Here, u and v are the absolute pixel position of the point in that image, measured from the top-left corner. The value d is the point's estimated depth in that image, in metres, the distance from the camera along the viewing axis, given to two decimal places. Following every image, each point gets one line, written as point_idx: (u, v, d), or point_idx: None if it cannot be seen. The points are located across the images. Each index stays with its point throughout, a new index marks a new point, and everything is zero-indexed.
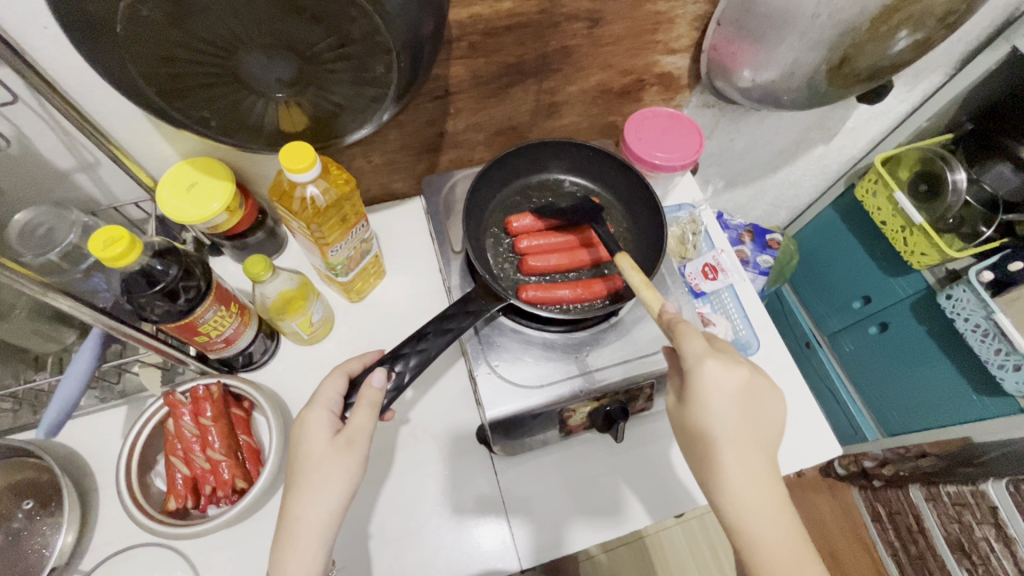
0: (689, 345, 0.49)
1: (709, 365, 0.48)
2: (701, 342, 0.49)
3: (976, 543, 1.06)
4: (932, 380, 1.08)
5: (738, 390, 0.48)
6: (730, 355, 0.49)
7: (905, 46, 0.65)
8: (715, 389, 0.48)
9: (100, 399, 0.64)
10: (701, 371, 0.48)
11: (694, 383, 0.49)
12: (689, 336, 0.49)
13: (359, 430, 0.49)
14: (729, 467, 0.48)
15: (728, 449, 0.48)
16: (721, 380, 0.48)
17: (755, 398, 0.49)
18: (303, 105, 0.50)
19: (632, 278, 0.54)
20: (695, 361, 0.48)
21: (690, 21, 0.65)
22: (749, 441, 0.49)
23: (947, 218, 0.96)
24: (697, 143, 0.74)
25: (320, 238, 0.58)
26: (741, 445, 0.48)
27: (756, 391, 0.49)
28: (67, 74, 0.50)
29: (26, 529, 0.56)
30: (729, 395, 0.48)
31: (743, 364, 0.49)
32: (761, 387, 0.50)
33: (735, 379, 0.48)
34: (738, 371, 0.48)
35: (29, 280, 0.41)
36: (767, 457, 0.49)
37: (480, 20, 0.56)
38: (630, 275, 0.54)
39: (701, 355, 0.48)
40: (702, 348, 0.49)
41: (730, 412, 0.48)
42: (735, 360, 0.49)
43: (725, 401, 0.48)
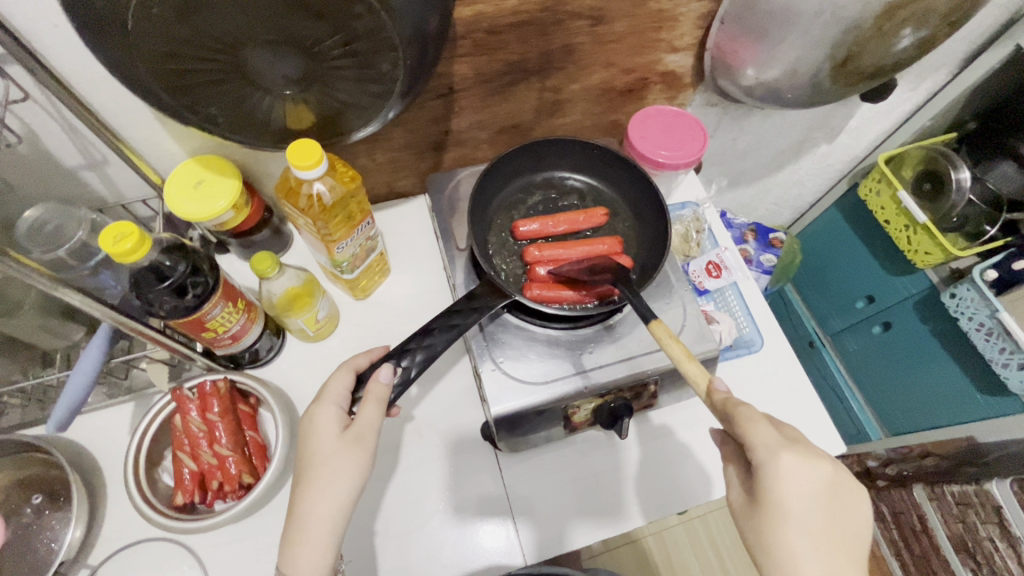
0: (759, 436, 0.44)
1: (785, 459, 0.43)
2: (772, 432, 0.44)
3: (980, 542, 1.06)
4: (936, 380, 1.08)
5: (819, 490, 0.43)
6: (806, 447, 0.45)
7: (909, 44, 0.65)
8: (793, 487, 0.43)
9: (107, 395, 0.65)
10: (777, 467, 0.43)
11: (768, 481, 0.44)
12: (756, 423, 0.45)
13: (367, 425, 0.49)
14: None
15: (814, 560, 0.42)
16: (800, 476, 0.43)
17: (835, 496, 0.44)
18: (309, 103, 0.50)
19: (674, 350, 0.49)
20: (769, 456, 0.43)
21: (693, 19, 0.66)
22: (835, 550, 0.43)
23: (951, 218, 0.95)
24: (701, 142, 0.74)
25: (327, 235, 0.59)
26: (826, 556, 0.43)
27: (838, 488, 0.44)
28: (77, 72, 0.50)
29: (36, 523, 0.57)
30: (809, 495, 0.43)
31: (823, 458, 0.44)
32: (842, 484, 0.45)
33: (816, 476, 0.43)
34: (818, 466, 0.43)
35: (38, 273, 0.41)
36: (852, 568, 0.43)
37: (484, 18, 0.56)
38: (670, 346, 0.49)
39: (774, 447, 0.44)
40: (774, 439, 0.44)
41: (812, 515, 0.43)
42: (812, 452, 0.44)
43: (803, 503, 0.43)
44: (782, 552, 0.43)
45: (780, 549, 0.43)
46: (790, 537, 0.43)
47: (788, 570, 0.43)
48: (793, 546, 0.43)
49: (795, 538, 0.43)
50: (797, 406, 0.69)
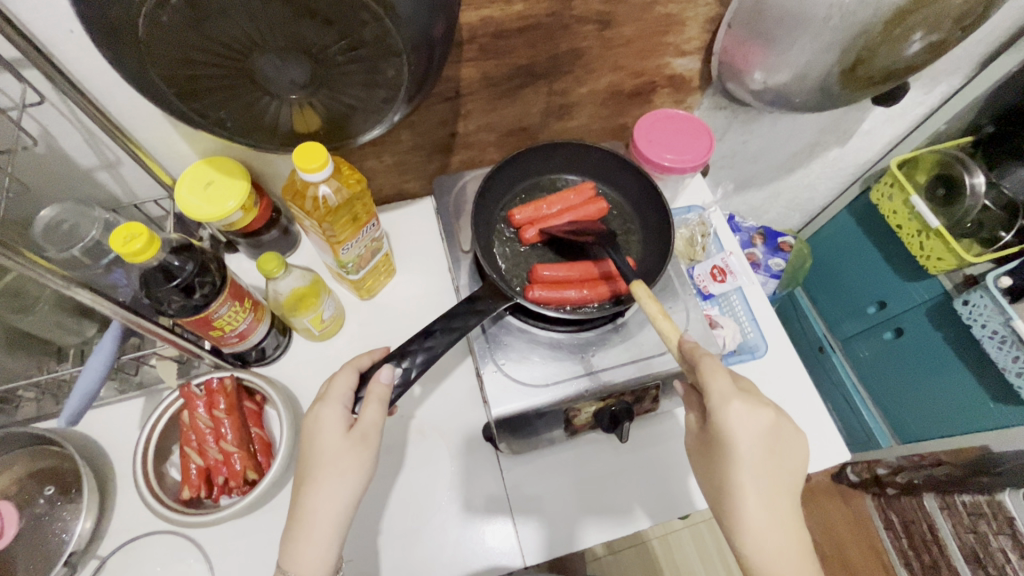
0: (715, 384, 0.49)
1: (734, 405, 0.48)
2: (727, 381, 0.49)
3: (992, 553, 1.06)
4: (948, 387, 1.07)
5: (764, 433, 0.47)
6: (757, 397, 0.49)
7: (920, 49, 0.64)
8: (741, 430, 0.47)
9: (118, 390, 0.67)
10: (727, 411, 0.48)
11: (719, 425, 0.48)
12: (714, 373, 0.49)
13: (371, 425, 0.50)
14: (754, 515, 0.46)
15: (755, 495, 0.47)
16: (747, 421, 0.47)
17: (781, 441, 0.48)
18: (315, 107, 0.51)
19: (649, 308, 0.53)
20: (720, 401, 0.48)
21: (701, 23, 0.65)
22: (777, 489, 0.47)
23: (965, 224, 0.95)
24: (708, 145, 0.74)
25: (332, 237, 0.59)
26: (770, 493, 0.47)
27: (783, 434, 0.49)
28: (92, 76, 0.51)
29: (48, 514, 0.58)
30: (756, 438, 0.47)
31: (770, 406, 0.48)
32: (789, 432, 0.49)
33: (761, 421, 0.48)
34: (764, 412, 0.48)
35: (53, 273, 0.42)
36: (792, 503, 0.48)
37: (491, 23, 0.57)
38: (646, 304, 0.53)
39: (726, 394, 0.48)
40: (727, 387, 0.48)
41: (758, 457, 0.47)
42: (760, 401, 0.48)
43: (752, 444, 0.47)
44: (729, 486, 0.48)
45: (728, 484, 0.48)
46: (736, 474, 0.47)
47: (732, 503, 0.47)
48: (739, 484, 0.47)
49: (743, 477, 0.47)
50: (800, 413, 0.69)
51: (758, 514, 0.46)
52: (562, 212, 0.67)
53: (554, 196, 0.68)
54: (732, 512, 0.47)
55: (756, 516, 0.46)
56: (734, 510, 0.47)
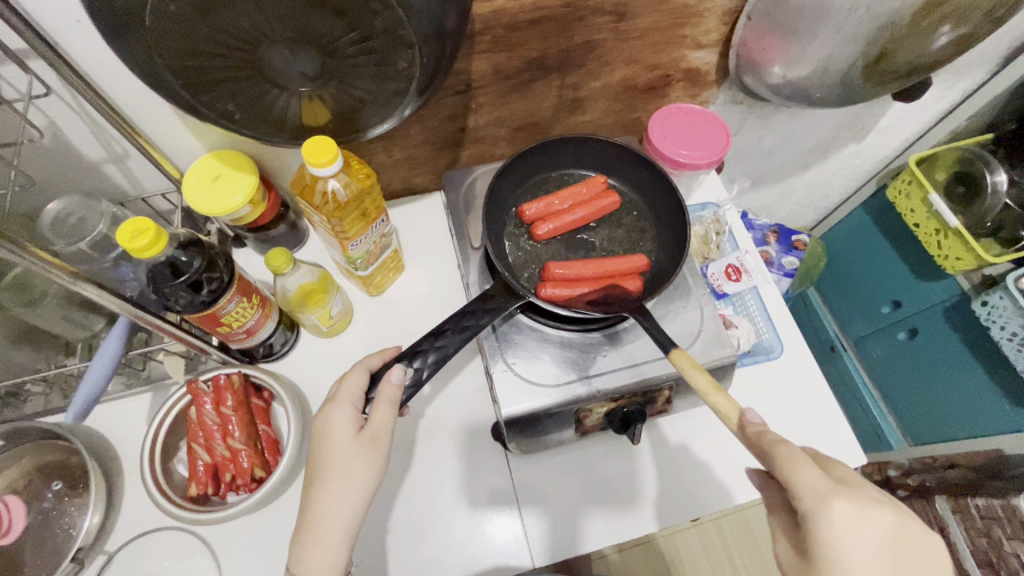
0: (806, 479, 0.39)
1: (840, 507, 0.38)
2: (820, 475, 0.39)
3: (1005, 558, 1.01)
4: (963, 390, 1.05)
5: (879, 541, 0.38)
6: (861, 493, 0.39)
7: (947, 42, 0.62)
8: (851, 541, 0.37)
9: (126, 385, 0.66)
10: (829, 517, 0.38)
11: (822, 536, 0.38)
12: (801, 466, 0.40)
13: (382, 427, 0.49)
14: None
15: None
16: (859, 529, 0.37)
17: (900, 548, 0.38)
18: (325, 100, 0.50)
19: (700, 381, 0.47)
20: (817, 502, 0.38)
21: (719, 15, 0.64)
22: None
23: (985, 222, 0.91)
24: (723, 142, 0.72)
25: (341, 232, 0.58)
26: None
27: (902, 539, 0.39)
28: (97, 66, 0.50)
29: (56, 508, 0.58)
30: (870, 549, 0.37)
31: (884, 505, 0.38)
32: (910, 535, 0.39)
33: (876, 524, 0.38)
34: (877, 512, 0.38)
35: (61, 270, 0.41)
36: None
37: (504, 14, 0.56)
38: (696, 377, 0.47)
39: (824, 492, 0.38)
40: (824, 483, 0.39)
41: (877, 574, 0.37)
42: (871, 499, 0.38)
43: (866, 559, 0.37)
44: None
45: None
46: None
47: None
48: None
49: None
50: (816, 415, 0.67)
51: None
52: (573, 206, 0.66)
53: (565, 190, 0.67)
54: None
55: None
56: None
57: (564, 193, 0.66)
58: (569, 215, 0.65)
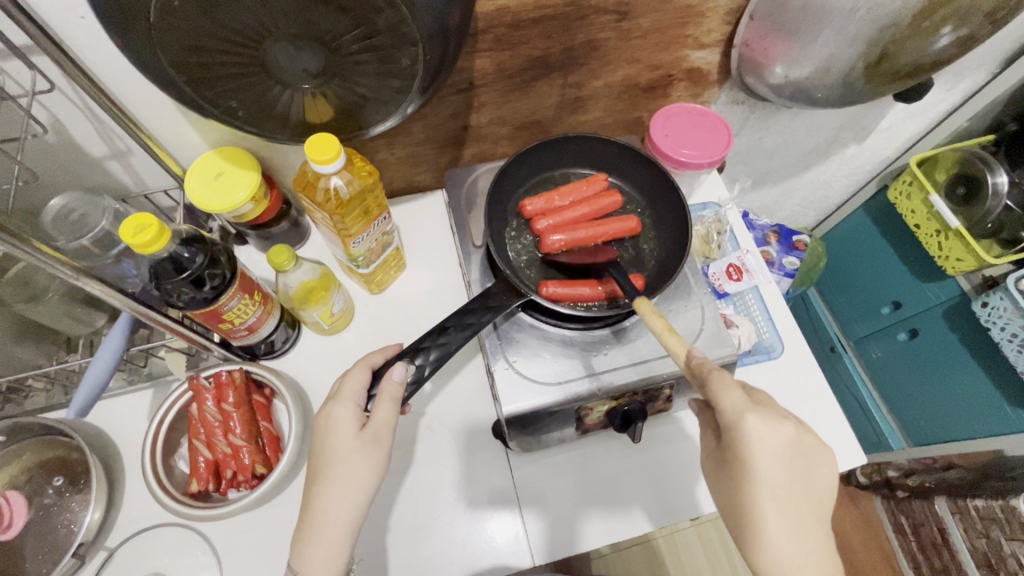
0: (727, 398, 0.46)
1: (750, 420, 0.44)
2: (740, 396, 0.46)
3: (1004, 559, 1.01)
4: (963, 392, 1.05)
5: (785, 450, 0.44)
6: (774, 411, 0.46)
7: (949, 43, 0.62)
8: (760, 448, 0.44)
9: (127, 381, 0.66)
10: (742, 428, 0.45)
11: (736, 442, 0.45)
12: (725, 388, 0.46)
13: (384, 424, 0.49)
14: (778, 539, 0.43)
15: (777, 516, 0.43)
16: (766, 438, 0.44)
17: (804, 458, 0.45)
18: (328, 97, 0.50)
19: (655, 324, 0.51)
20: (734, 416, 0.45)
21: (722, 14, 0.64)
22: (802, 509, 0.44)
23: (986, 223, 0.92)
24: (725, 142, 0.72)
25: (343, 230, 0.58)
26: (794, 515, 0.44)
27: (804, 450, 0.45)
28: (101, 62, 0.51)
29: (57, 504, 0.58)
30: (776, 456, 0.44)
31: (790, 421, 0.45)
32: (812, 447, 0.45)
33: (783, 436, 0.44)
34: (783, 426, 0.44)
35: (64, 265, 0.41)
36: (820, 526, 0.44)
37: (507, 12, 0.56)
38: (651, 320, 0.51)
39: (741, 409, 0.45)
40: (741, 401, 0.45)
41: (779, 475, 0.44)
42: (779, 416, 0.45)
43: (771, 462, 0.44)
44: (751, 509, 0.44)
45: (749, 508, 0.44)
46: (755, 495, 0.44)
47: (754, 529, 0.44)
48: (759, 505, 0.44)
49: (763, 499, 0.44)
50: (816, 415, 0.67)
51: (780, 535, 0.43)
52: (574, 203, 0.65)
53: (566, 187, 0.67)
54: (752, 536, 0.44)
55: (777, 538, 0.43)
56: (757, 537, 0.44)
57: (565, 190, 0.66)
58: (571, 211, 0.64)
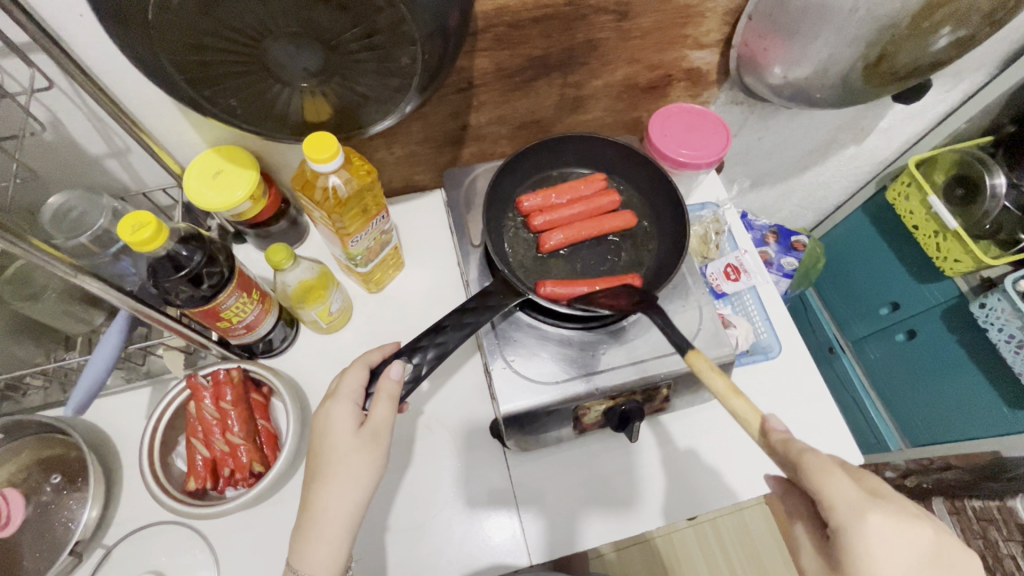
0: (841, 493, 0.38)
1: (876, 522, 0.36)
2: (856, 490, 0.38)
3: (1001, 560, 1.00)
4: (961, 393, 1.05)
5: (918, 557, 0.37)
6: (899, 505, 0.38)
7: (948, 44, 0.62)
8: (888, 557, 0.36)
9: (126, 379, 0.66)
10: (866, 534, 0.36)
11: (852, 550, 0.37)
12: (836, 480, 0.38)
13: (382, 422, 0.49)
14: None
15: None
16: (896, 543, 0.36)
17: (936, 561, 0.38)
18: (327, 95, 0.50)
19: (716, 385, 0.44)
20: (855, 519, 0.37)
21: (721, 15, 0.64)
22: None
23: (983, 224, 0.92)
24: (724, 142, 0.73)
25: (341, 228, 0.59)
26: None
27: (940, 554, 0.38)
28: (100, 61, 0.51)
29: (55, 502, 0.58)
30: (909, 567, 0.36)
31: (921, 518, 0.38)
32: (946, 548, 0.38)
33: (914, 539, 0.37)
34: (916, 525, 0.37)
35: (62, 263, 0.42)
36: None
37: (507, 12, 0.56)
38: (713, 380, 0.44)
39: (861, 508, 0.37)
40: (858, 495, 0.37)
41: None
42: (907, 513, 0.37)
43: (903, 575, 0.36)
44: None
45: None
46: None
47: None
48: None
49: None
50: (813, 415, 0.68)
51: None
52: (570, 202, 0.66)
53: (564, 185, 0.67)
54: None
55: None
56: None
57: (564, 188, 0.66)
58: (568, 210, 0.65)
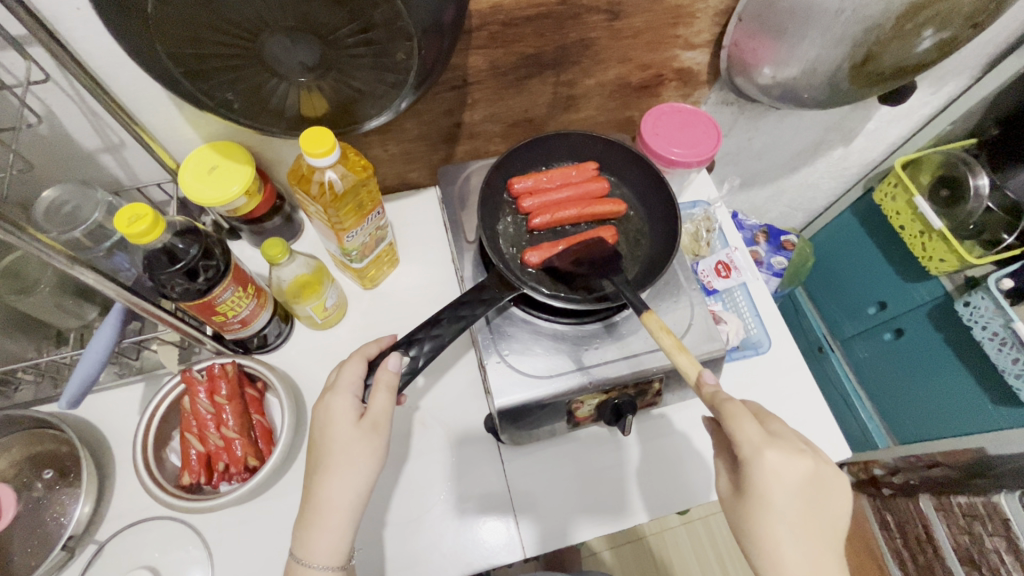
0: (744, 432, 0.45)
1: (770, 456, 0.44)
2: (756, 428, 0.45)
3: (987, 555, 1.04)
4: (946, 390, 1.07)
5: (801, 483, 0.44)
6: (790, 442, 0.45)
7: (931, 46, 0.64)
8: (776, 482, 0.44)
9: (117, 375, 0.66)
10: (760, 463, 0.44)
11: (750, 477, 0.45)
12: (741, 420, 0.45)
13: (381, 413, 0.50)
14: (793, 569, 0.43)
15: (795, 549, 0.43)
16: (783, 472, 0.44)
17: (817, 487, 0.45)
18: (323, 90, 0.50)
19: (665, 342, 0.50)
20: (753, 452, 0.44)
21: (712, 16, 0.65)
22: (815, 539, 0.44)
23: (967, 226, 0.94)
24: (715, 140, 0.74)
25: (337, 224, 0.59)
26: (807, 544, 0.44)
27: (820, 482, 0.45)
28: (96, 54, 0.51)
29: (46, 497, 0.58)
30: (792, 489, 0.44)
31: (808, 454, 0.44)
32: (828, 477, 0.46)
33: (799, 470, 0.44)
34: (802, 459, 0.44)
35: (59, 253, 0.42)
36: (834, 553, 0.44)
37: (501, 10, 0.56)
38: (662, 338, 0.51)
39: (758, 443, 0.44)
40: (758, 435, 0.45)
41: (794, 506, 0.44)
42: (795, 448, 0.45)
43: (787, 495, 0.44)
44: (764, 540, 0.44)
45: (763, 540, 0.44)
46: (768, 527, 0.44)
47: (770, 560, 0.44)
48: (775, 537, 0.44)
49: (779, 530, 0.44)
50: (803, 409, 0.69)
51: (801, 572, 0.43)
52: (561, 186, 0.66)
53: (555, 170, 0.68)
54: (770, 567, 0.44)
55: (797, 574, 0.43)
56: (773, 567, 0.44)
57: (554, 171, 0.67)
58: (555, 194, 0.65)
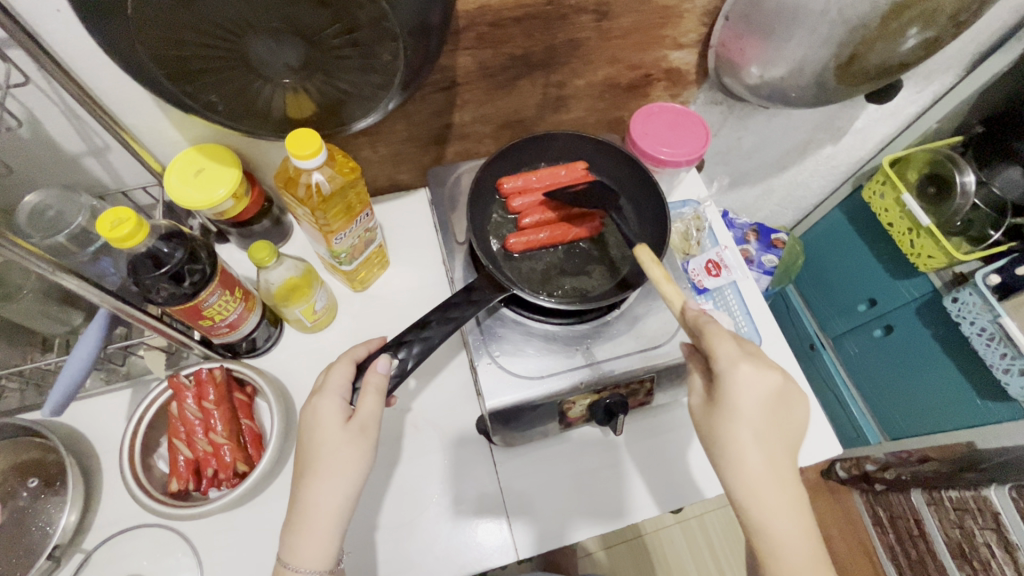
0: (722, 346, 0.48)
1: (743, 368, 0.47)
2: (733, 345, 0.48)
3: (976, 548, 1.04)
4: (936, 386, 1.07)
5: (769, 394, 0.46)
6: (763, 360, 0.48)
7: (915, 45, 0.64)
8: (746, 392, 0.46)
9: (105, 381, 0.65)
10: (733, 373, 0.47)
11: (722, 385, 0.47)
12: (719, 337, 0.48)
13: (370, 416, 0.49)
14: (750, 468, 0.45)
15: (758, 453, 0.46)
16: (754, 382, 0.46)
17: (785, 404, 0.47)
18: (310, 92, 0.50)
19: (654, 272, 0.53)
20: (728, 364, 0.47)
21: (699, 16, 0.65)
22: (776, 447, 0.46)
23: (955, 222, 0.95)
24: (703, 140, 0.74)
25: (325, 226, 0.58)
26: (769, 451, 0.46)
27: (787, 399, 0.47)
28: (77, 56, 0.50)
29: (31, 506, 0.57)
30: (760, 400, 0.46)
31: (778, 370, 0.47)
32: (797, 398, 0.48)
33: (768, 382, 0.46)
34: (773, 374, 0.47)
35: (39, 259, 0.41)
36: (791, 462, 0.47)
37: (488, 11, 0.56)
38: (651, 268, 0.53)
39: (734, 358, 0.47)
40: (735, 351, 0.47)
41: (761, 415, 0.46)
42: (767, 363, 0.47)
43: (754, 403, 0.46)
44: (729, 442, 0.46)
45: (728, 442, 0.46)
46: (733, 429, 0.46)
47: (731, 461, 0.46)
48: (740, 441, 0.46)
49: (744, 434, 0.46)
50: None
51: (759, 471, 0.45)
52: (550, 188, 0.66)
53: (545, 170, 0.67)
54: (730, 466, 0.46)
55: (757, 474, 0.45)
56: (734, 467, 0.46)
57: (545, 173, 0.66)
58: (543, 195, 0.65)
